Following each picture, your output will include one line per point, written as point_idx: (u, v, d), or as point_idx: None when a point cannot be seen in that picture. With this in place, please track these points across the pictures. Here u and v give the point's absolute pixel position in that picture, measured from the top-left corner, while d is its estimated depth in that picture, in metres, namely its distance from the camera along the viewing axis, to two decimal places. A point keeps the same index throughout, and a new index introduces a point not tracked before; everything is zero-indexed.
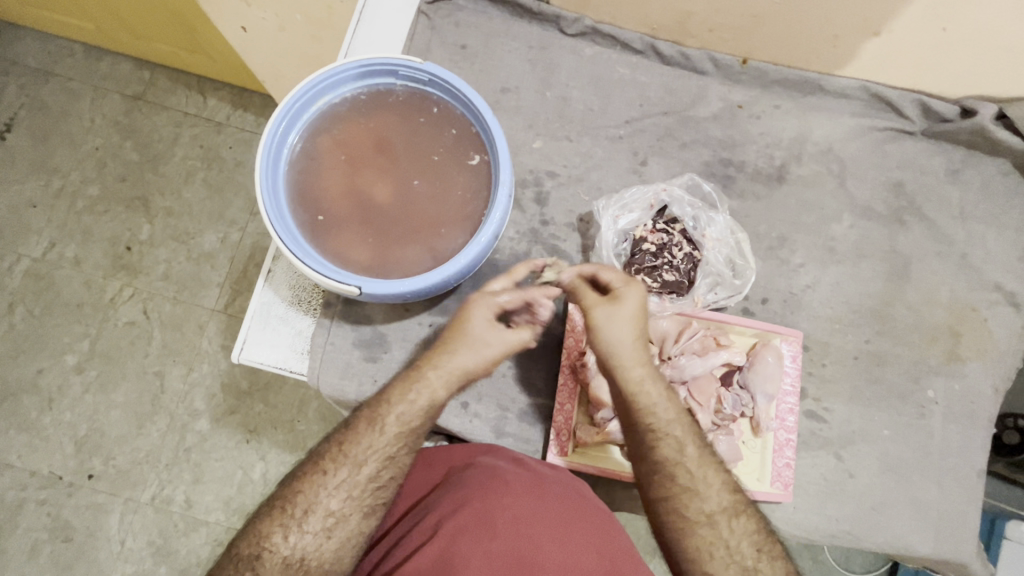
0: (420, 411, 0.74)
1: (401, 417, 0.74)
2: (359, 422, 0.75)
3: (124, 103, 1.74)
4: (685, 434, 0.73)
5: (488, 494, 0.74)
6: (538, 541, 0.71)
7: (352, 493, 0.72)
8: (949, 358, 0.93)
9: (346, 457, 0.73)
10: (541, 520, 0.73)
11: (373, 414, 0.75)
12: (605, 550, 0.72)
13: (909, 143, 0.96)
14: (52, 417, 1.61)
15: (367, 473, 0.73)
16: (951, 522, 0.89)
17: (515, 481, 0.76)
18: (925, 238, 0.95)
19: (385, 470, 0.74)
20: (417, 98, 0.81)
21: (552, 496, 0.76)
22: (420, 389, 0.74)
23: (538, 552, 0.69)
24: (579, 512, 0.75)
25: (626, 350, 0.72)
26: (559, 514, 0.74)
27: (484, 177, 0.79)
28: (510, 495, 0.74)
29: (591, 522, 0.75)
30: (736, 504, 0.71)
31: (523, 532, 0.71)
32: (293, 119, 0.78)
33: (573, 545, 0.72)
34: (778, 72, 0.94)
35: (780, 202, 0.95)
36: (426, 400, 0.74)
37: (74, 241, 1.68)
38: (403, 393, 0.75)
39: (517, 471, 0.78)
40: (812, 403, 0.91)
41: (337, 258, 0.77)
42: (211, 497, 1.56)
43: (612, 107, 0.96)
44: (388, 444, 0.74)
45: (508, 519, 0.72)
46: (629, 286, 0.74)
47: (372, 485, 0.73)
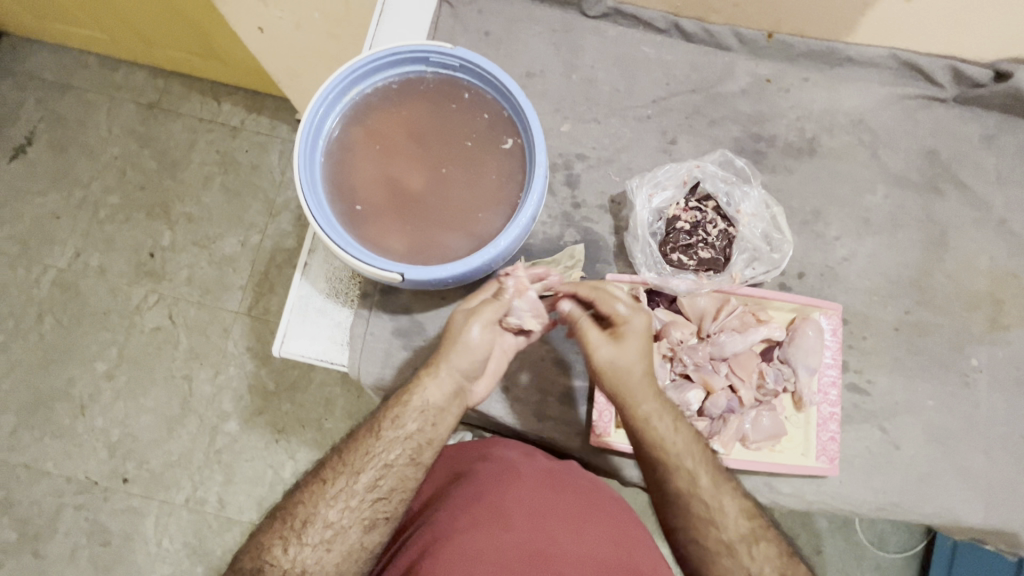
0: (414, 413, 0.75)
1: (396, 420, 0.75)
2: (361, 430, 0.77)
3: (140, 111, 1.76)
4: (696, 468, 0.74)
5: (504, 486, 0.79)
6: (552, 533, 0.75)
7: (350, 504, 0.73)
8: (991, 325, 0.92)
9: (346, 466, 0.75)
10: (554, 512, 0.77)
11: (373, 421, 0.77)
12: (618, 542, 0.77)
13: (942, 110, 0.95)
14: (85, 424, 1.63)
15: (365, 482, 0.74)
16: (1001, 491, 0.88)
17: (529, 474, 0.81)
18: (961, 205, 0.94)
19: (382, 479, 0.74)
20: (448, 84, 0.81)
21: (565, 487, 0.81)
22: (412, 390, 0.76)
23: (551, 543, 0.74)
24: (590, 505, 0.80)
25: (635, 382, 0.74)
26: (572, 505, 0.79)
27: (517, 161, 0.79)
28: (523, 488, 0.79)
29: (603, 512, 0.80)
30: (755, 529, 0.73)
31: (536, 524, 0.76)
32: (329, 108, 0.78)
33: (587, 535, 0.76)
34: (805, 44, 0.93)
35: (812, 175, 0.94)
36: (418, 401, 0.75)
37: (97, 250, 1.70)
38: (399, 396, 0.77)
39: (529, 464, 0.83)
40: (854, 376, 0.90)
41: (377, 247, 0.77)
42: (245, 497, 1.57)
43: (639, 87, 0.95)
44: (386, 450, 0.75)
45: (523, 511, 0.77)
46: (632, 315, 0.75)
47: (372, 496, 0.74)
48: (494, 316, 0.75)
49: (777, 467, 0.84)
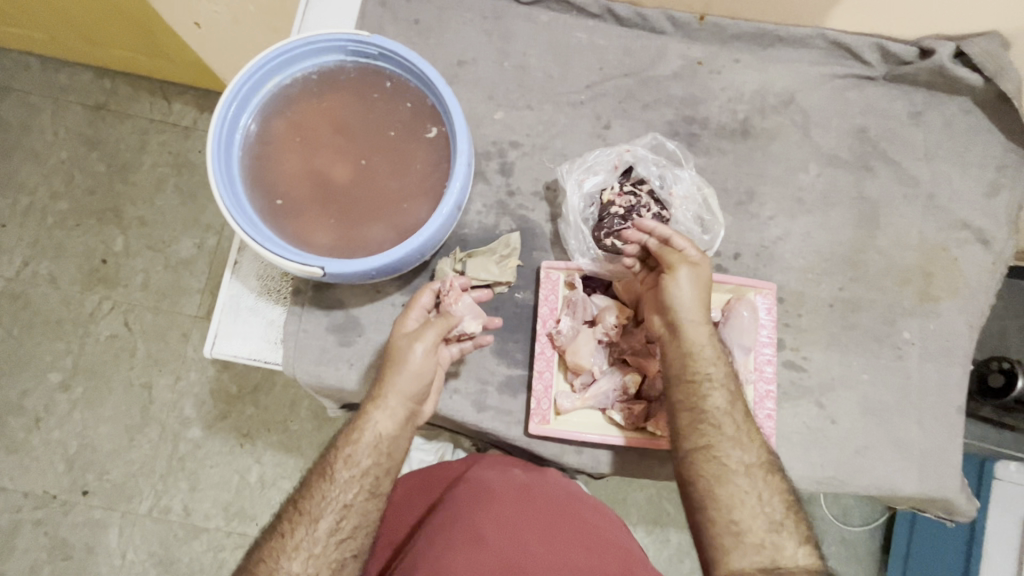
0: (367, 451, 0.74)
1: (348, 460, 0.74)
2: (314, 474, 0.75)
3: (86, 113, 1.71)
4: (739, 435, 0.73)
5: (477, 507, 0.79)
6: (527, 547, 0.77)
7: (314, 551, 0.71)
8: (922, 298, 0.94)
9: (304, 514, 0.73)
10: (526, 526, 0.79)
11: (324, 465, 0.75)
12: (592, 544, 0.79)
13: (871, 88, 0.97)
14: (41, 437, 1.59)
15: (327, 525, 0.73)
16: (934, 460, 0.90)
17: (502, 492, 0.81)
18: (892, 181, 0.96)
19: (344, 519, 0.73)
20: (370, 73, 0.79)
21: (538, 500, 0.82)
22: (364, 427, 0.74)
23: (527, 558, 0.76)
24: (564, 514, 0.81)
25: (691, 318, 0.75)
26: (545, 518, 0.80)
27: (442, 149, 0.78)
28: (496, 505, 0.80)
29: (577, 518, 0.81)
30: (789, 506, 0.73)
31: (511, 540, 0.77)
32: (244, 102, 0.76)
33: (561, 546, 0.78)
34: (735, 26, 0.94)
35: (746, 156, 0.95)
36: (370, 437, 0.74)
37: (47, 257, 1.65)
38: (349, 435, 0.75)
39: (503, 479, 0.83)
40: (791, 353, 0.91)
41: (301, 242, 0.76)
42: (210, 503, 1.55)
43: (572, 73, 0.95)
44: (343, 492, 0.73)
45: (495, 530, 0.78)
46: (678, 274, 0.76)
47: (336, 537, 0.72)
48: (437, 338, 0.74)
49: None
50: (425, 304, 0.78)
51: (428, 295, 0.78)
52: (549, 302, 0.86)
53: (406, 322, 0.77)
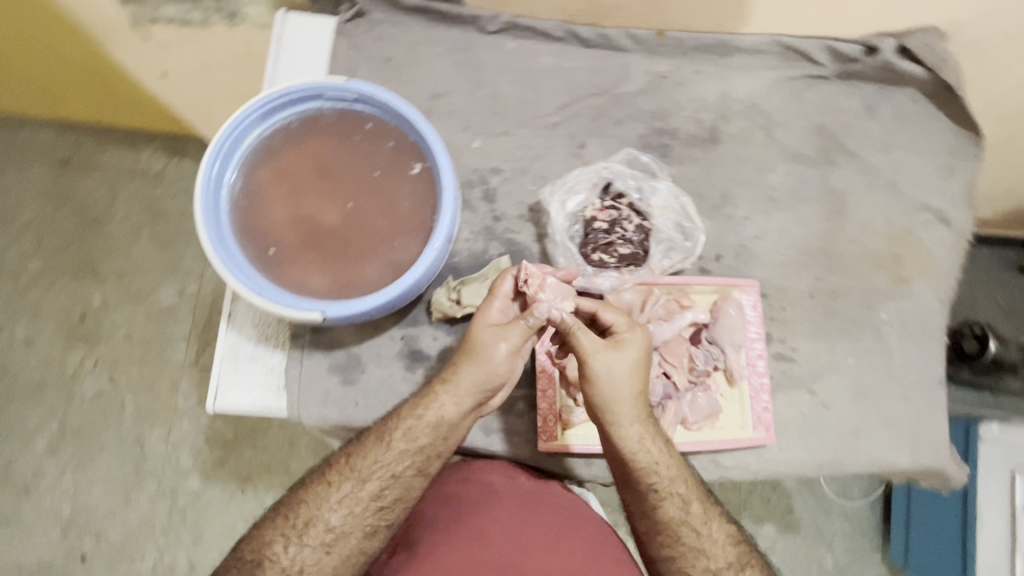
0: (426, 429, 0.78)
1: (408, 433, 0.77)
2: (369, 438, 0.79)
3: (53, 170, 1.68)
4: (688, 495, 0.79)
5: (483, 507, 0.84)
6: (528, 550, 0.80)
7: (353, 510, 0.77)
8: (895, 280, 0.99)
9: (353, 471, 0.78)
10: (528, 531, 0.82)
11: (381, 430, 0.80)
12: (590, 555, 0.82)
13: (826, 87, 1.02)
14: (32, 505, 1.54)
15: (371, 490, 0.78)
16: (923, 433, 0.94)
17: (509, 497, 0.84)
18: (854, 172, 1.01)
19: (387, 489, 0.78)
20: (348, 117, 0.81)
21: (544, 506, 0.85)
22: (428, 406, 0.78)
23: (526, 560, 0.79)
24: (566, 521, 0.84)
25: (622, 404, 0.75)
26: (547, 525, 0.83)
27: (428, 183, 0.80)
28: (501, 509, 0.83)
29: (578, 528, 0.84)
30: (739, 557, 0.79)
31: (513, 542, 0.81)
32: (227, 158, 0.77)
33: (561, 554, 0.80)
34: (694, 38, 0.98)
35: (717, 161, 0.99)
36: (432, 417, 0.77)
37: (23, 320, 1.61)
38: (412, 410, 0.79)
39: (511, 485, 0.86)
40: (780, 345, 0.95)
41: (298, 289, 0.77)
42: (217, 554, 1.52)
43: (543, 96, 0.98)
44: (394, 462, 0.78)
45: (499, 530, 0.82)
46: (596, 352, 0.74)
47: (374, 504, 0.78)
48: (523, 338, 0.76)
49: (718, 443, 0.88)
50: (507, 292, 0.79)
51: (511, 282, 0.78)
52: None
53: (489, 310, 0.78)
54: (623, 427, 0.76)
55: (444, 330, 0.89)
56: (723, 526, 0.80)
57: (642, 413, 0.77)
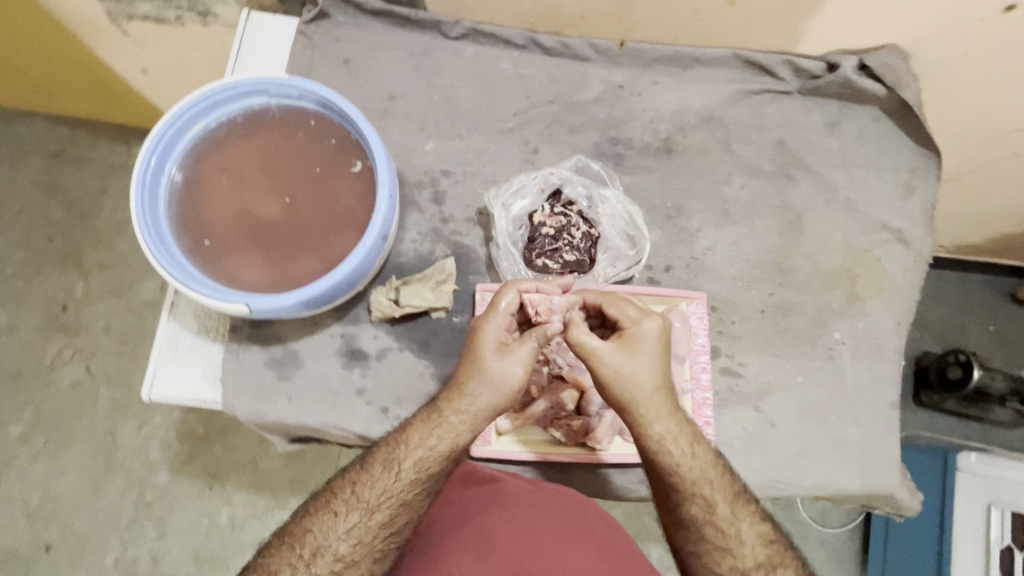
0: (439, 457, 0.74)
1: (418, 461, 0.74)
2: (375, 464, 0.75)
3: (44, 162, 1.70)
4: (713, 493, 0.74)
5: (493, 511, 0.81)
6: (537, 552, 0.78)
7: (362, 537, 0.73)
8: (850, 299, 0.97)
9: (359, 500, 0.74)
10: (540, 533, 0.79)
11: (388, 455, 0.75)
12: (603, 552, 0.79)
13: (788, 102, 1.01)
14: (1, 492, 1.54)
15: (381, 517, 0.74)
16: (873, 456, 0.92)
17: (515, 495, 0.82)
18: (812, 189, 1.00)
19: (398, 515, 0.74)
20: (294, 113, 0.82)
21: (550, 505, 0.82)
22: (441, 434, 0.73)
23: (537, 562, 0.76)
24: (575, 519, 0.81)
25: (643, 400, 0.72)
26: (561, 526, 0.80)
27: (367, 182, 0.80)
28: (508, 510, 0.81)
29: (588, 526, 0.81)
30: (771, 557, 0.74)
31: (522, 544, 0.78)
32: (168, 150, 0.78)
33: (571, 554, 0.78)
34: (655, 50, 0.98)
35: (672, 172, 0.99)
36: (446, 445, 0.74)
37: (5, 308, 1.63)
38: (424, 436, 0.74)
39: (517, 483, 0.83)
40: (726, 360, 0.93)
41: (231, 281, 0.77)
42: (179, 550, 1.51)
43: (499, 102, 0.98)
44: (404, 488, 0.74)
45: (507, 533, 0.79)
46: (605, 351, 0.71)
47: (384, 531, 0.74)
48: (535, 356, 0.73)
49: None
50: (506, 306, 0.76)
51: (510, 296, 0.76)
52: None
53: (490, 323, 0.74)
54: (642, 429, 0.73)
55: (384, 329, 0.89)
56: (756, 521, 0.75)
57: (664, 412, 0.73)
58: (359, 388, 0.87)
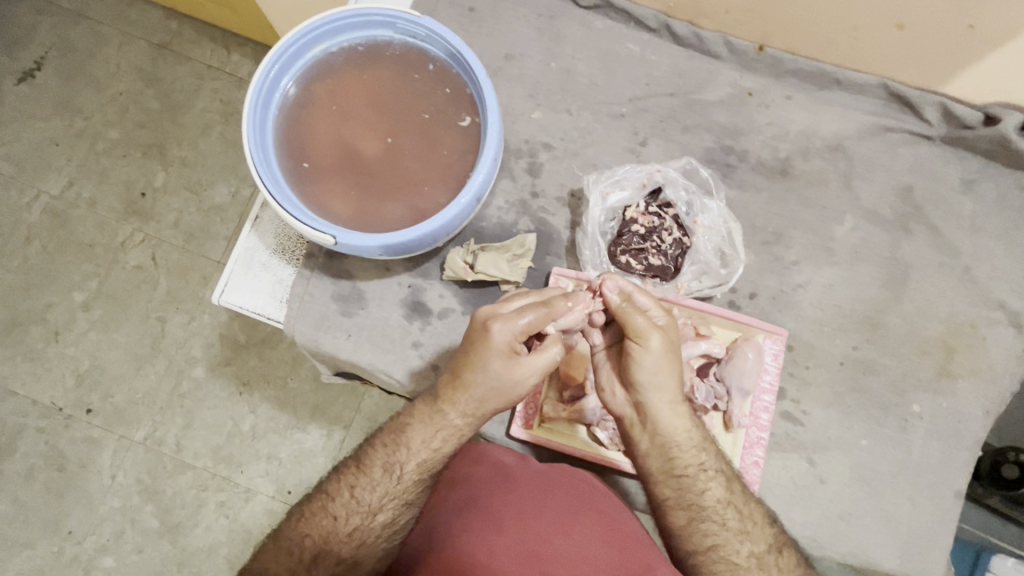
0: (445, 457, 0.75)
1: (423, 462, 0.74)
2: (376, 467, 0.74)
3: (150, 50, 1.72)
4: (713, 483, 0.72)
5: (494, 490, 0.78)
6: (545, 535, 0.73)
7: (365, 540, 0.72)
8: (939, 373, 0.90)
9: (360, 504, 0.73)
10: (543, 513, 0.75)
11: (389, 460, 0.74)
12: (613, 539, 0.74)
13: (925, 148, 0.93)
14: (57, 349, 1.63)
15: (382, 518, 0.73)
16: (921, 540, 0.86)
17: (521, 477, 0.80)
18: (929, 247, 0.92)
19: (400, 516, 0.74)
20: (414, 53, 0.80)
21: (557, 486, 0.79)
22: (445, 436, 0.74)
23: (545, 546, 0.72)
24: (584, 503, 0.78)
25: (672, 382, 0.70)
26: (563, 506, 0.76)
27: (472, 139, 0.78)
28: (515, 491, 0.77)
29: (597, 509, 0.77)
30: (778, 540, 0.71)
31: (529, 527, 0.74)
32: (288, 64, 0.77)
33: (579, 537, 0.73)
34: (795, 62, 0.91)
35: (780, 196, 0.92)
36: (451, 446, 0.75)
37: (90, 181, 1.69)
38: (426, 438, 0.74)
39: (524, 467, 0.82)
40: (790, 404, 0.89)
41: (320, 208, 0.77)
42: (201, 443, 1.57)
43: (616, 84, 0.93)
44: (406, 490, 0.74)
45: (512, 514, 0.75)
46: (656, 334, 0.67)
47: (387, 531, 0.73)
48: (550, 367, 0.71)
49: None
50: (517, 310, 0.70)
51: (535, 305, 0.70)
52: None
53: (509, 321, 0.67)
54: (666, 418, 0.71)
55: (451, 290, 0.88)
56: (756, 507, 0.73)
57: (682, 400, 0.71)
58: (415, 341, 0.87)
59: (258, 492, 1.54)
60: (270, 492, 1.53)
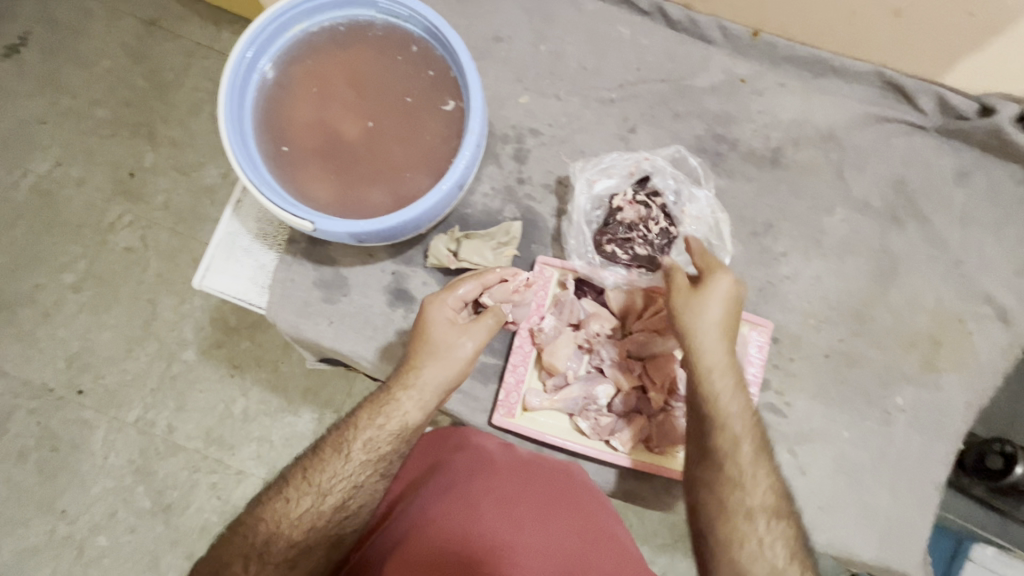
0: (390, 437, 0.74)
1: (369, 443, 0.74)
2: (325, 448, 0.74)
3: (136, 27, 1.68)
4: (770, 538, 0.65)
5: (475, 476, 0.79)
6: (522, 523, 0.74)
7: (315, 523, 0.72)
8: (924, 366, 0.89)
9: (311, 486, 0.73)
10: (519, 502, 0.76)
11: (338, 440, 0.75)
12: (586, 531, 0.76)
13: (919, 138, 0.91)
14: (47, 331, 1.62)
15: (333, 502, 0.73)
16: (901, 530, 0.87)
17: (501, 465, 0.81)
18: (919, 240, 0.91)
19: (351, 499, 0.73)
20: (397, 34, 0.77)
21: (535, 476, 0.80)
22: (390, 413, 0.74)
23: (521, 533, 0.73)
24: (560, 493, 0.79)
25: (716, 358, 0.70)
26: (540, 495, 0.78)
27: (456, 124, 0.76)
28: (494, 478, 0.78)
29: (573, 500, 0.79)
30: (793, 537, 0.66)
31: (507, 514, 0.75)
32: (266, 43, 0.75)
33: (554, 526, 0.75)
34: (789, 48, 0.89)
35: (771, 187, 0.91)
36: (397, 424, 0.74)
37: (78, 161, 1.66)
38: (371, 419, 0.74)
39: (505, 454, 0.83)
40: (774, 396, 0.89)
41: (300, 194, 0.75)
42: (192, 425, 1.57)
43: (607, 68, 0.91)
44: (355, 472, 0.73)
45: (492, 501, 0.76)
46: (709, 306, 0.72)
47: (338, 514, 0.73)
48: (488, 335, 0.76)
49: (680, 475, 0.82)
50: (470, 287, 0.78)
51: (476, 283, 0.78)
52: (538, 295, 0.85)
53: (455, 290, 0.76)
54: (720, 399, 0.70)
55: (436, 278, 0.87)
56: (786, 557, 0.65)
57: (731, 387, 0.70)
58: (399, 329, 0.86)
59: (248, 474, 1.55)
60: (259, 473, 1.54)
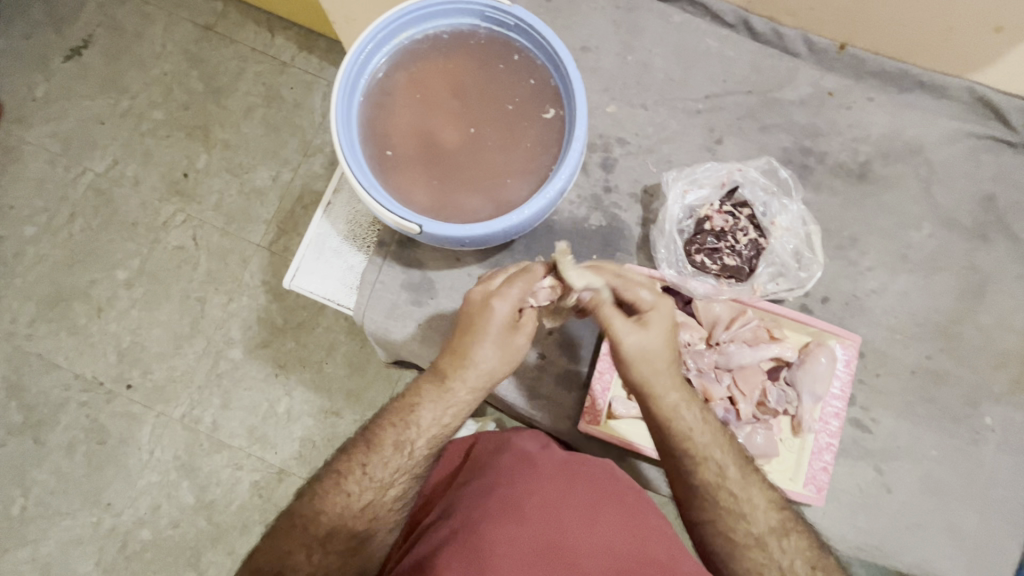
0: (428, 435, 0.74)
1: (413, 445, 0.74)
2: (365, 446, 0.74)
3: (195, 32, 1.69)
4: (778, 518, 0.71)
5: (520, 476, 0.77)
6: (569, 526, 0.72)
7: (360, 518, 0.73)
8: (1014, 387, 0.88)
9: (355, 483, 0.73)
10: (568, 504, 0.74)
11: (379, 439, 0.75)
12: (637, 532, 0.74)
13: (1009, 155, 0.90)
14: (99, 326, 1.62)
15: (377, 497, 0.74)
16: (989, 554, 0.85)
17: (546, 466, 0.78)
18: (1009, 258, 0.89)
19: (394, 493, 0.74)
20: (499, 43, 0.79)
21: (582, 480, 0.78)
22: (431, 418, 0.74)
23: (570, 536, 0.71)
24: (609, 495, 0.77)
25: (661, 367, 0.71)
26: (588, 497, 0.75)
27: (556, 133, 0.77)
28: (539, 479, 0.76)
29: (621, 502, 0.77)
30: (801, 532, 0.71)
31: (553, 515, 0.73)
32: (377, 47, 0.77)
33: (602, 531, 0.72)
34: (876, 62, 0.89)
35: (857, 201, 0.91)
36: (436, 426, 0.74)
37: (134, 161, 1.66)
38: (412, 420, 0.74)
39: (548, 455, 0.80)
40: (859, 412, 0.88)
41: (401, 196, 0.76)
42: (237, 423, 1.56)
43: (693, 80, 0.92)
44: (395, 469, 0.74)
45: (537, 502, 0.74)
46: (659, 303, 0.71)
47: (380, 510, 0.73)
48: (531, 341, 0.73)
49: None
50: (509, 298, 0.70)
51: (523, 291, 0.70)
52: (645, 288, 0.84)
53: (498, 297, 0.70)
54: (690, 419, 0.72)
55: None
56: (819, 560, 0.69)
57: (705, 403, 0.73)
58: None
59: (291, 473, 1.53)
60: (303, 474, 1.52)
